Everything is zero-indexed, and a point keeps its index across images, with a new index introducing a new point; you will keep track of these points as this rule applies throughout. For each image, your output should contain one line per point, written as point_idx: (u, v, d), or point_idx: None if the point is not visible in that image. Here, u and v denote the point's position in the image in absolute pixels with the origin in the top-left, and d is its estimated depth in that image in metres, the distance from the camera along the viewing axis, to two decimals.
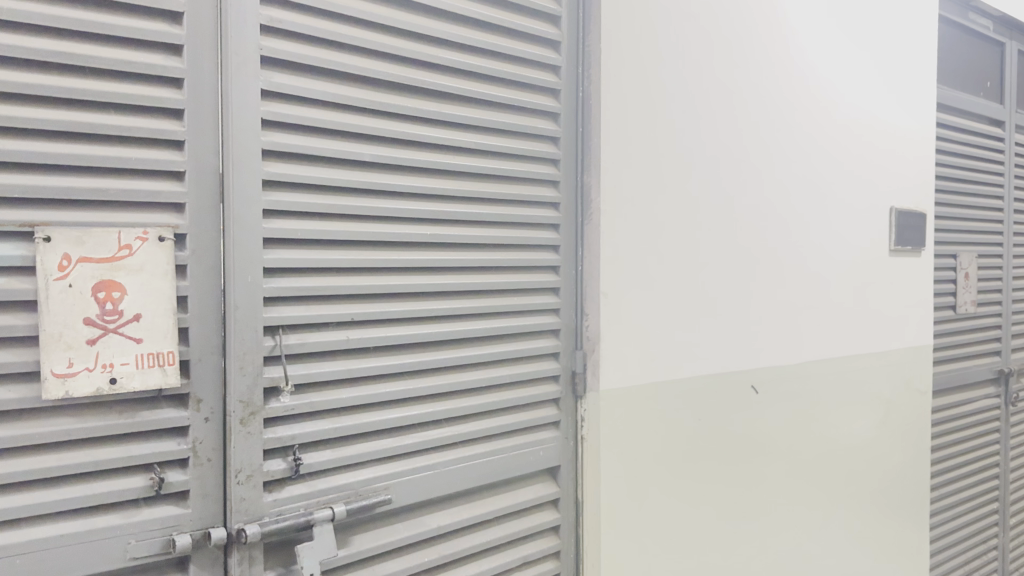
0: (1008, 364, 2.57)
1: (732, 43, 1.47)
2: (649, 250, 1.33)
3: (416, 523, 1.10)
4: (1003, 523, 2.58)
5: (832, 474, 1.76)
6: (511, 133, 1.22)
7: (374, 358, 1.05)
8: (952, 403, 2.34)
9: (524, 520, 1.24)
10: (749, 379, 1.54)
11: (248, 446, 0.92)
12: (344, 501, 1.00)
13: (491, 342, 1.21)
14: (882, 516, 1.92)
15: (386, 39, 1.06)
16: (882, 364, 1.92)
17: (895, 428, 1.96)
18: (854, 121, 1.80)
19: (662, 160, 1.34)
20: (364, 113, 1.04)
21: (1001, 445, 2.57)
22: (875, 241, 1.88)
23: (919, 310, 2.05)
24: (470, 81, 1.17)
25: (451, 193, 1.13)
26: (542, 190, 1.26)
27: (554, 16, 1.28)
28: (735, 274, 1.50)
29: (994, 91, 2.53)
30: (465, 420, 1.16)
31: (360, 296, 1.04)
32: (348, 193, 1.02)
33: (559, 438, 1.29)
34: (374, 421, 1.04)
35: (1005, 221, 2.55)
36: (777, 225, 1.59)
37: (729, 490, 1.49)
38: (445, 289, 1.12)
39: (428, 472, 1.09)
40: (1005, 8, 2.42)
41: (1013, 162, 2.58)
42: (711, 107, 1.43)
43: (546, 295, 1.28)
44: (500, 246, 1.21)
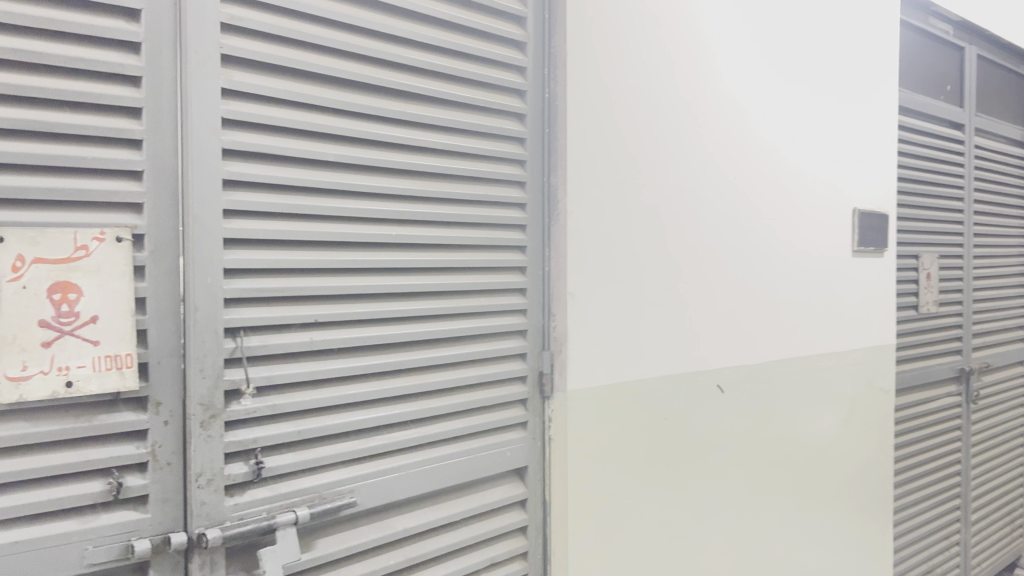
0: (969, 363, 2.62)
1: (694, 45, 1.47)
2: (615, 250, 1.34)
3: (382, 525, 1.09)
4: (966, 519, 2.62)
5: (797, 472, 1.78)
6: (477, 134, 1.22)
7: (338, 360, 1.04)
8: (914, 401, 2.38)
9: (490, 522, 1.24)
10: (715, 378, 1.56)
11: (208, 450, 0.90)
12: (307, 504, 0.99)
13: (457, 343, 1.20)
14: (847, 512, 1.95)
15: (350, 38, 1.05)
16: (846, 363, 1.94)
17: (859, 427, 1.98)
18: (818, 122, 1.82)
19: (627, 162, 1.35)
20: (328, 113, 1.03)
21: (964, 442, 2.61)
22: (838, 242, 1.90)
23: (882, 310, 2.08)
24: (436, 81, 1.16)
25: (416, 193, 1.12)
26: (508, 190, 1.26)
27: (519, 17, 1.28)
28: (698, 275, 1.50)
29: (953, 94, 2.57)
30: (431, 422, 1.16)
31: (324, 297, 1.03)
32: (312, 193, 1.02)
33: (527, 439, 1.28)
34: (339, 424, 1.03)
35: (966, 221, 2.60)
36: (740, 227, 1.60)
37: (695, 490, 1.50)
38: (410, 290, 1.12)
39: (394, 474, 1.09)
40: (964, 13, 2.47)
41: (974, 165, 2.63)
42: (676, 110, 1.44)
43: (513, 296, 1.28)
44: (466, 246, 1.20)
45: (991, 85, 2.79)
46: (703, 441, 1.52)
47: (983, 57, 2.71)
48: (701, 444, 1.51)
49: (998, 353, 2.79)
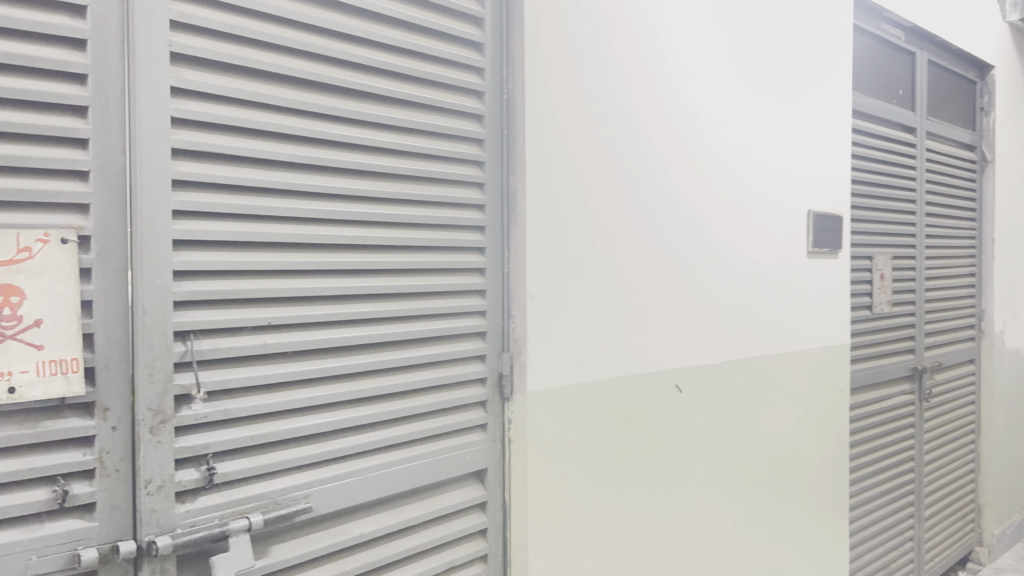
0: (922, 362, 2.67)
1: (650, 50, 1.49)
2: (573, 251, 1.34)
3: (339, 530, 1.08)
4: (919, 515, 2.67)
5: (755, 470, 1.80)
6: (434, 135, 1.21)
7: (292, 364, 1.03)
8: (868, 399, 2.42)
9: (450, 525, 1.23)
10: (674, 378, 1.57)
11: (158, 456, 0.89)
12: (261, 510, 0.97)
13: (415, 346, 1.19)
14: (804, 509, 1.97)
15: (304, 37, 1.04)
16: (802, 363, 1.97)
17: (815, 425, 2.01)
18: (774, 125, 1.85)
19: (584, 163, 1.35)
20: (282, 112, 1.02)
21: (917, 439, 2.66)
22: (794, 242, 1.93)
23: (837, 310, 2.11)
24: (391, 81, 1.15)
25: (373, 194, 1.11)
26: (467, 192, 1.26)
27: (476, 18, 1.27)
28: (656, 275, 1.51)
29: (905, 99, 2.63)
30: (390, 425, 1.14)
31: (278, 300, 1.01)
32: (264, 194, 1.00)
33: (486, 441, 1.28)
34: (293, 429, 1.01)
35: (918, 223, 2.65)
36: (697, 228, 1.61)
37: (654, 489, 1.51)
38: (366, 292, 1.11)
39: (350, 478, 1.07)
40: (915, 19, 2.52)
41: (925, 168, 2.69)
42: (632, 110, 1.45)
43: (472, 298, 1.27)
44: (423, 247, 1.19)
45: (941, 89, 2.85)
46: (662, 441, 1.53)
47: (932, 63, 2.77)
48: (659, 443, 1.52)
49: (948, 352, 2.85)
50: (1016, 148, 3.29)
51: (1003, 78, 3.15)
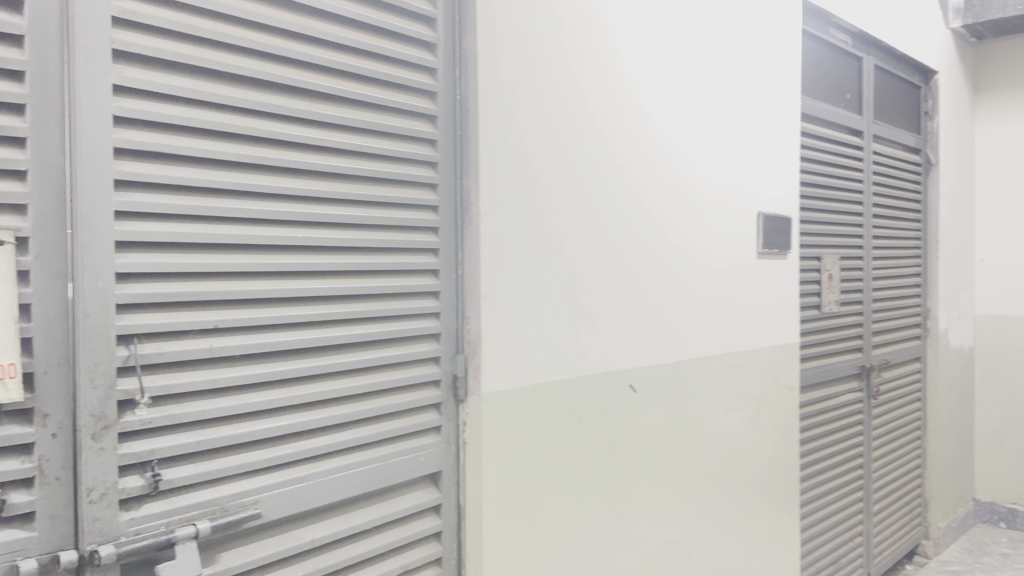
0: (870, 360, 2.73)
1: (602, 53, 1.50)
2: (526, 252, 1.34)
3: (289, 536, 1.06)
4: (868, 510, 2.73)
5: (707, 468, 1.82)
6: (385, 134, 1.20)
7: (241, 367, 1.01)
8: (818, 397, 2.47)
9: (404, 529, 1.22)
10: (628, 378, 1.58)
11: (101, 463, 0.87)
12: (208, 517, 0.95)
13: (367, 349, 1.18)
14: (756, 507, 2.00)
15: (251, 36, 1.02)
16: (753, 362, 2.00)
17: (766, 423, 2.04)
18: (725, 127, 1.88)
19: (537, 164, 1.36)
20: (228, 111, 1.00)
21: (865, 436, 2.72)
22: (744, 243, 1.96)
23: (786, 310, 2.14)
24: (341, 80, 1.14)
25: (322, 195, 1.09)
26: (420, 192, 1.25)
27: (428, 18, 1.26)
28: (608, 275, 1.52)
29: (852, 102, 2.68)
30: (341, 429, 1.13)
31: (225, 303, 1.00)
32: (210, 195, 0.98)
33: (440, 444, 1.27)
34: (242, 433, 1.00)
35: (865, 224, 2.71)
36: (651, 229, 1.63)
37: (608, 487, 1.52)
38: (316, 294, 1.09)
39: (301, 484, 1.06)
40: (861, 24, 2.58)
41: (872, 170, 2.75)
42: (585, 112, 1.46)
43: (426, 299, 1.26)
44: (374, 249, 1.18)
45: (887, 94, 2.92)
46: (616, 441, 1.54)
47: (879, 67, 2.84)
48: (613, 442, 1.53)
49: (895, 351, 2.91)
50: (959, 152, 3.38)
51: (947, 84, 3.24)
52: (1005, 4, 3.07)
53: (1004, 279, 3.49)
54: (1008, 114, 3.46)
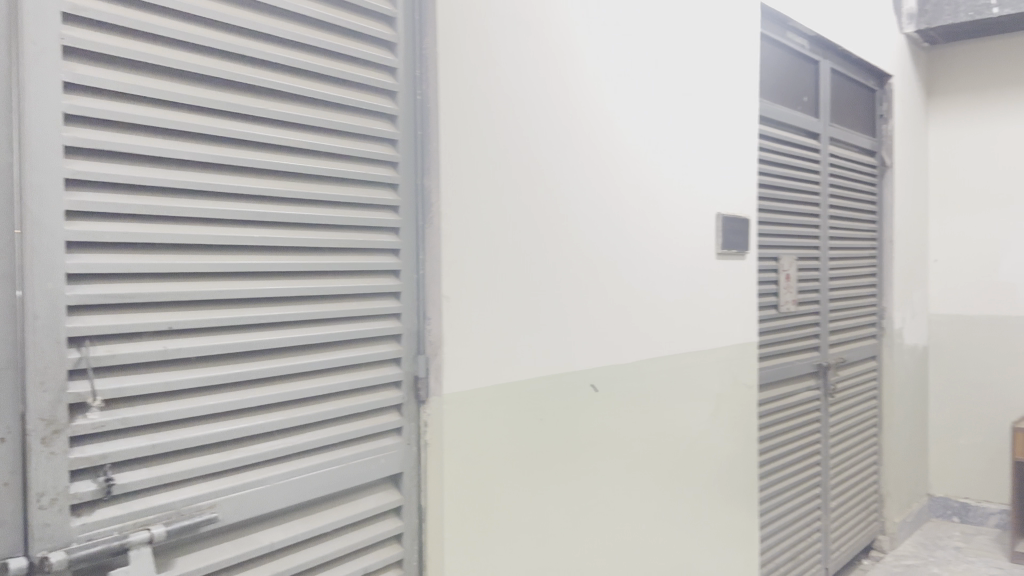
0: (826, 358, 2.78)
1: (564, 54, 1.51)
2: (488, 252, 1.35)
3: (247, 540, 1.05)
4: (826, 505, 2.78)
5: (668, 466, 1.83)
6: (345, 133, 1.19)
7: (197, 369, 0.99)
8: (776, 395, 2.50)
9: (365, 531, 1.21)
10: (590, 378, 1.59)
11: (51, 468, 0.85)
12: (163, 522, 0.94)
13: (327, 350, 1.16)
14: (716, 504, 2.03)
15: (208, 33, 1.01)
16: (712, 360, 2.02)
17: (725, 421, 2.06)
18: (685, 129, 1.90)
19: (499, 164, 1.36)
20: (183, 110, 0.99)
21: (822, 433, 2.77)
22: (704, 243, 1.98)
23: (745, 309, 2.17)
24: (298, 78, 1.13)
25: (281, 195, 1.08)
26: (381, 193, 1.24)
27: (389, 17, 1.26)
28: (570, 275, 1.53)
29: (809, 105, 2.73)
30: (301, 431, 1.12)
31: (181, 304, 0.98)
32: (165, 195, 0.97)
33: (401, 445, 1.26)
34: (198, 436, 0.98)
35: (822, 225, 2.76)
36: (612, 229, 1.65)
37: (569, 486, 1.52)
38: (274, 295, 1.08)
39: (259, 487, 1.05)
40: (818, 28, 2.62)
41: (828, 172, 2.80)
42: (549, 114, 1.47)
43: (387, 300, 1.26)
44: (334, 249, 1.17)
45: (843, 98, 2.97)
46: (578, 440, 1.55)
47: (835, 71, 2.89)
48: (574, 442, 1.54)
49: (851, 349, 2.97)
50: (913, 155, 3.46)
51: (901, 87, 3.30)
52: (956, 11, 3.17)
53: (957, 279, 3.57)
54: (960, 118, 3.56)
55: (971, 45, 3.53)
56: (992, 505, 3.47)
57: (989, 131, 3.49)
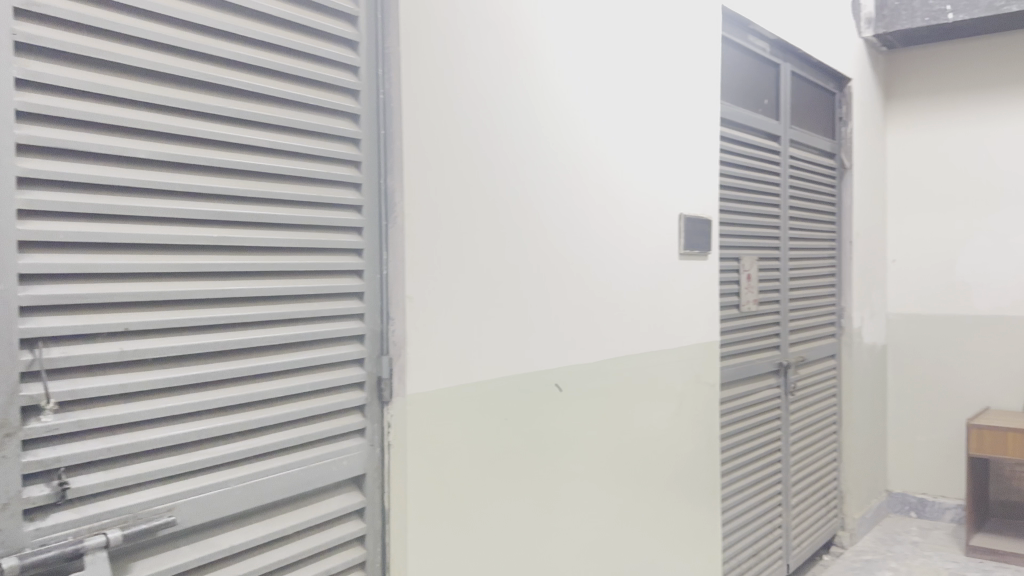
0: (786, 357, 2.82)
1: (530, 55, 1.52)
2: (451, 253, 1.35)
3: (205, 544, 1.03)
4: (787, 502, 2.82)
5: (631, 466, 1.84)
6: (307, 132, 1.18)
7: (154, 371, 0.98)
8: (738, 393, 2.53)
9: (327, 533, 1.20)
10: (554, 378, 1.59)
11: (3, 472, 0.83)
12: (119, 526, 0.92)
13: (288, 351, 1.15)
14: (678, 504, 2.04)
15: (165, 30, 0.99)
16: (675, 359, 2.04)
17: (687, 420, 2.08)
18: (649, 130, 1.92)
19: (463, 165, 1.37)
20: (139, 107, 0.97)
21: (783, 431, 2.81)
22: (666, 244, 1.99)
23: (707, 308, 2.19)
24: (258, 75, 1.11)
25: (240, 194, 1.07)
26: (344, 192, 1.23)
27: (351, 16, 1.25)
28: (534, 275, 1.54)
29: (770, 108, 2.76)
30: (261, 433, 1.11)
31: (137, 304, 0.97)
32: (121, 194, 0.95)
33: (365, 446, 1.25)
34: (155, 439, 0.97)
35: (783, 226, 2.80)
36: (577, 229, 1.66)
37: (533, 486, 1.53)
38: (234, 296, 1.07)
39: (218, 490, 1.03)
40: (779, 32, 2.66)
41: (788, 174, 2.84)
42: (513, 114, 1.48)
43: (351, 300, 1.25)
44: (295, 249, 1.16)
45: (804, 101, 3.02)
46: (542, 441, 1.55)
47: (795, 74, 2.93)
48: (538, 442, 1.54)
49: (811, 348, 3.02)
50: (872, 156, 3.52)
51: (860, 90, 3.36)
52: (913, 16, 3.24)
53: (914, 279, 3.65)
54: (917, 121, 3.63)
55: (927, 50, 3.60)
56: (948, 500, 3.55)
57: (944, 134, 3.57)
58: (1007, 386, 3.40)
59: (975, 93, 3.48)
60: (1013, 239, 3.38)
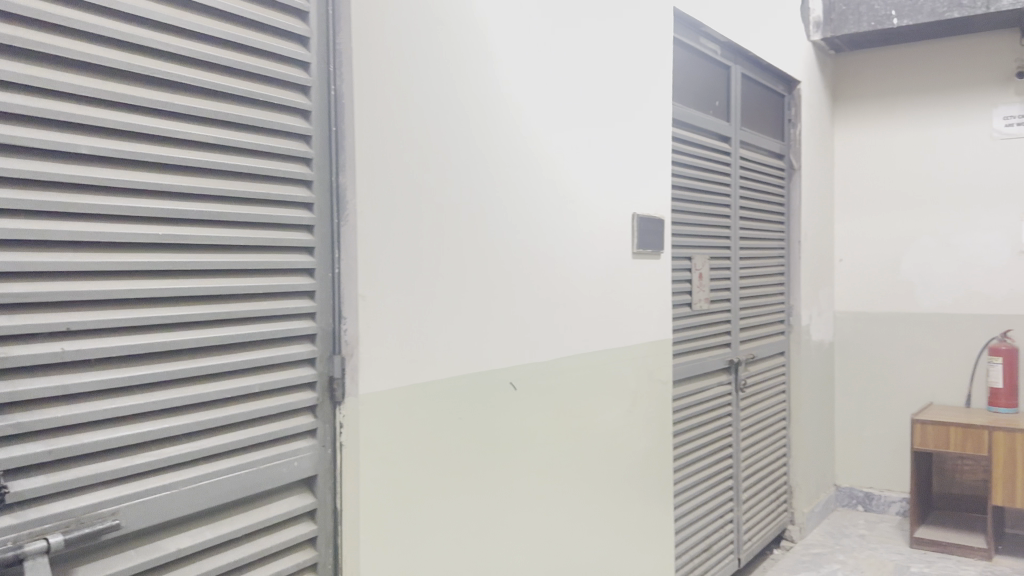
0: (737, 355, 2.87)
1: (484, 53, 1.53)
2: (404, 252, 1.34)
3: (152, 547, 1.02)
4: (738, 497, 2.86)
5: (585, 464, 1.86)
6: (255, 127, 1.16)
7: (98, 372, 0.96)
8: (691, 390, 2.56)
9: (278, 535, 1.18)
10: (509, 376, 1.60)
11: None
12: (61, 530, 0.90)
13: (238, 351, 1.14)
14: (632, 501, 2.06)
15: (108, 23, 0.98)
16: (629, 357, 2.06)
17: (641, 417, 2.11)
18: (603, 131, 1.94)
19: (415, 164, 1.36)
20: (80, 102, 0.95)
21: (735, 426, 2.85)
22: (619, 242, 2.01)
23: (660, 307, 2.21)
24: (207, 71, 1.10)
25: (186, 191, 1.05)
26: (294, 190, 1.21)
27: (301, 11, 1.23)
28: (489, 274, 1.54)
29: (721, 109, 2.80)
30: (211, 434, 1.09)
31: (80, 304, 0.95)
32: (62, 190, 0.93)
33: (316, 447, 1.23)
34: (99, 441, 0.95)
35: (733, 225, 2.84)
36: (533, 228, 1.67)
37: (488, 485, 1.53)
38: (181, 295, 1.05)
39: (165, 492, 1.02)
40: (730, 34, 2.70)
41: (738, 174, 2.88)
42: (468, 113, 1.49)
43: (302, 299, 1.23)
44: (244, 247, 1.14)
45: (754, 102, 3.07)
46: (497, 440, 1.56)
47: (745, 76, 2.98)
48: (494, 442, 1.55)
49: (761, 345, 3.07)
50: (820, 157, 3.59)
51: (808, 92, 3.43)
52: (860, 21, 3.31)
53: (862, 277, 3.73)
54: (862, 124, 3.72)
55: (875, 54, 3.69)
56: (894, 493, 3.64)
57: (889, 136, 3.66)
58: (950, 382, 3.50)
59: (919, 97, 3.58)
60: (954, 239, 3.49)
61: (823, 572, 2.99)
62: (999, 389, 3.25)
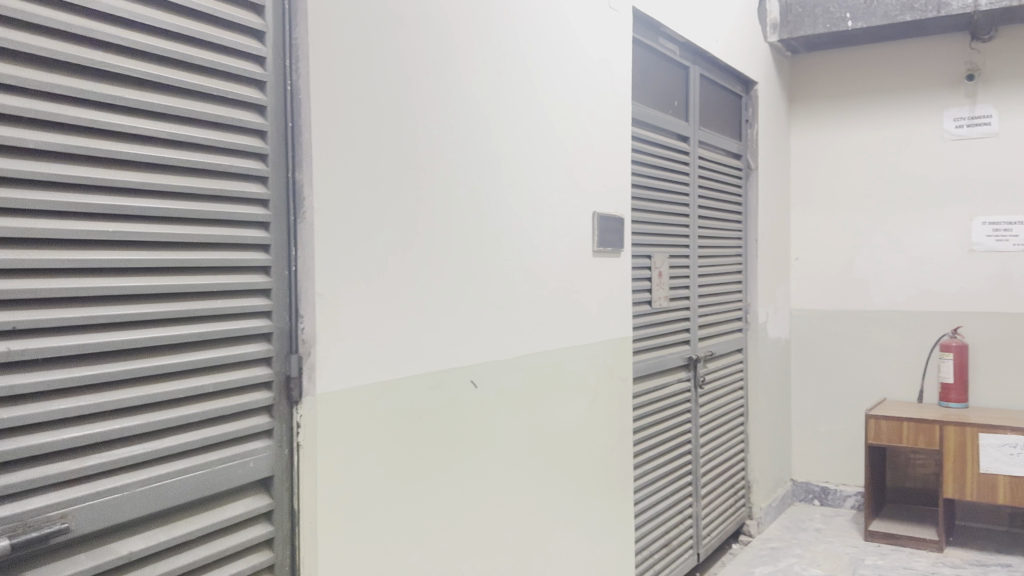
0: (695, 352, 2.90)
1: (445, 50, 1.52)
2: (363, 250, 1.33)
3: (103, 551, 0.99)
4: (697, 493, 2.89)
5: (546, 461, 1.86)
6: (209, 123, 1.14)
7: (46, 372, 0.93)
8: (651, 387, 2.58)
9: (234, 536, 1.16)
10: (469, 374, 1.59)
11: None
12: (8, 534, 0.88)
13: (192, 350, 1.11)
14: (592, 496, 2.07)
15: (57, 14, 0.95)
16: (589, 354, 2.06)
17: (601, 413, 2.12)
18: (563, 128, 1.94)
19: (374, 161, 1.36)
20: (28, 95, 0.93)
21: (694, 423, 2.88)
22: (579, 240, 2.02)
23: (619, 305, 2.22)
24: (161, 64, 1.07)
25: (137, 187, 1.03)
26: (248, 187, 1.19)
27: (257, 6, 1.21)
28: (449, 271, 1.54)
29: (681, 109, 2.83)
30: (164, 434, 1.07)
31: (27, 301, 0.92)
32: (7, 185, 0.91)
33: (272, 447, 1.22)
34: (46, 442, 0.93)
35: (692, 224, 2.87)
36: (493, 225, 1.67)
37: (448, 482, 1.53)
38: (133, 292, 1.03)
39: (116, 495, 1.00)
40: (688, 35, 2.72)
41: (697, 174, 2.91)
42: (428, 110, 1.48)
43: (258, 297, 1.21)
44: (198, 244, 1.12)
45: (712, 102, 3.10)
46: (457, 437, 1.55)
47: (705, 77, 3.01)
48: (454, 439, 1.54)
49: (719, 342, 3.10)
50: (777, 156, 3.64)
51: (765, 93, 3.48)
52: (816, 22, 3.37)
53: (817, 275, 3.79)
54: (817, 125, 3.78)
55: (830, 56, 3.75)
56: (848, 487, 3.70)
57: (843, 137, 3.72)
58: (902, 377, 3.57)
59: (872, 98, 3.65)
60: (905, 238, 3.56)
61: (780, 566, 3.03)
62: (949, 384, 3.34)
